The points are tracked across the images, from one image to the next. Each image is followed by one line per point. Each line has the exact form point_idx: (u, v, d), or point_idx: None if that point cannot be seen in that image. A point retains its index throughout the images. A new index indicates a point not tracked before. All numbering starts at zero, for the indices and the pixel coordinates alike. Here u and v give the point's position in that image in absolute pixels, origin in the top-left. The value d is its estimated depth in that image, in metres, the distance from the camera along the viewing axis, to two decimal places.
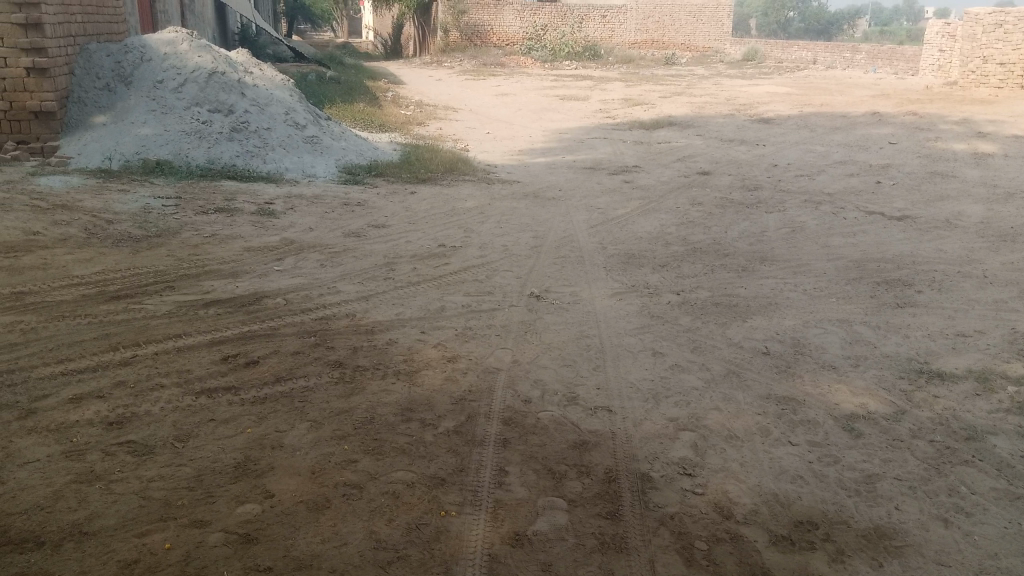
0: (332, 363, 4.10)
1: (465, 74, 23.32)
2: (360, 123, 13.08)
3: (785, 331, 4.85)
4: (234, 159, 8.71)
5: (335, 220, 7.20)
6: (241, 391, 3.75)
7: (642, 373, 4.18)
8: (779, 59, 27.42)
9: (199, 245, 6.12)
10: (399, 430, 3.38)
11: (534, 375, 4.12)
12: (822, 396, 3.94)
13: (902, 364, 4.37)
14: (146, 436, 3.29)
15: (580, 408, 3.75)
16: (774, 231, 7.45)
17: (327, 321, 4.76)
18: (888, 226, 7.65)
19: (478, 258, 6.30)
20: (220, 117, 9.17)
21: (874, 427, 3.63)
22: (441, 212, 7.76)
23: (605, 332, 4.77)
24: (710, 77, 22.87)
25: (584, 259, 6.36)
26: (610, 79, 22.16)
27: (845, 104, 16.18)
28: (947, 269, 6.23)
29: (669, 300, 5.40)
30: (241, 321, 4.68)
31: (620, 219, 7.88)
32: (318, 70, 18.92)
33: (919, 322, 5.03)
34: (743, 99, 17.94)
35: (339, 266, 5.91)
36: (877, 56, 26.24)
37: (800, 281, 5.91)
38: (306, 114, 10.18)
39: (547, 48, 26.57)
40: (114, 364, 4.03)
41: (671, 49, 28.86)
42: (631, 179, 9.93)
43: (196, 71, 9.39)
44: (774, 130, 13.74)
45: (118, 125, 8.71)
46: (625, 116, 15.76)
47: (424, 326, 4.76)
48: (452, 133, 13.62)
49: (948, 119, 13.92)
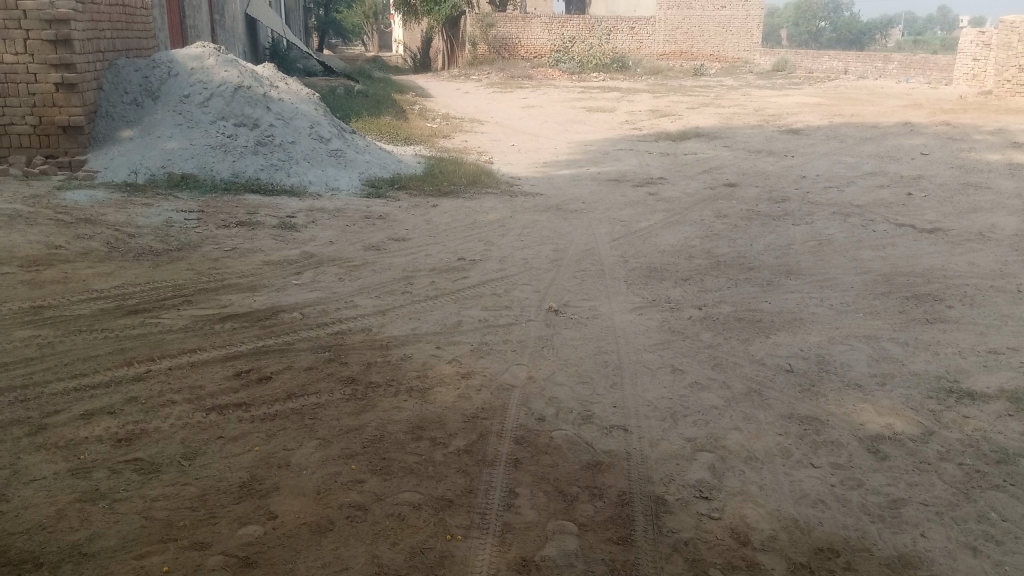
0: (345, 379, 4.05)
1: (492, 87, 23.36)
2: (385, 136, 13.13)
3: (809, 347, 4.73)
4: (257, 173, 8.74)
5: (356, 234, 7.18)
6: (252, 407, 3.72)
7: (660, 391, 4.08)
8: (810, 69, 27.12)
9: (220, 259, 6.13)
10: (409, 449, 3.32)
11: (549, 392, 4.04)
12: (847, 416, 3.82)
13: (931, 382, 4.22)
14: (154, 453, 3.27)
15: (596, 426, 3.66)
16: (801, 244, 7.30)
17: (343, 336, 4.72)
18: (919, 239, 7.47)
19: (498, 271, 6.24)
20: (245, 131, 9.22)
21: (900, 449, 3.50)
22: (463, 224, 7.73)
23: (624, 348, 4.68)
24: (739, 88, 22.68)
25: (605, 273, 6.28)
26: (638, 91, 22.03)
27: (876, 115, 15.93)
28: (980, 284, 6.05)
29: (690, 315, 5.29)
30: (256, 336, 4.66)
31: (643, 231, 7.78)
32: (346, 84, 19.06)
33: (950, 339, 4.88)
34: (773, 109, 17.75)
35: (357, 280, 5.88)
36: (910, 65, 25.87)
37: (827, 295, 5.77)
38: (330, 127, 10.21)
39: (575, 60, 26.56)
40: (128, 379, 4.02)
41: (699, 60, 28.71)
42: (656, 191, 9.82)
43: (222, 85, 9.46)
44: (803, 141, 13.56)
45: (144, 140, 8.80)
46: (651, 127, 15.65)
47: (440, 341, 4.70)
48: (477, 145, 13.62)
49: (983, 129, 13.65)
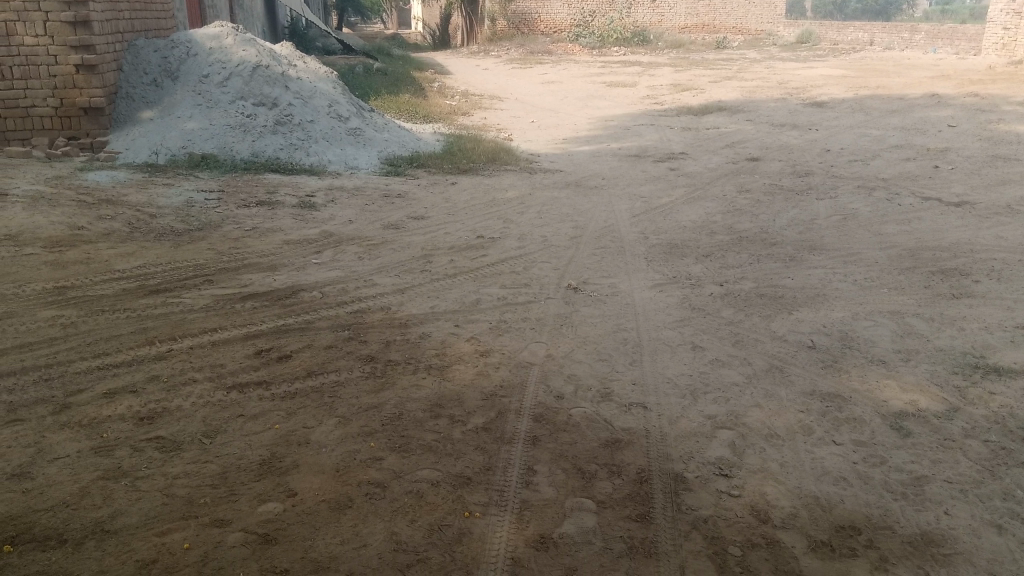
0: (364, 357, 4.06)
1: (512, 63, 23.18)
2: (405, 114, 13.09)
3: (832, 324, 4.67)
4: (277, 152, 8.75)
5: (375, 212, 7.18)
6: (272, 386, 3.74)
7: (680, 368, 4.05)
8: (835, 41, 26.65)
9: (240, 239, 6.15)
10: (427, 427, 3.33)
11: (568, 369, 4.03)
12: (869, 393, 3.77)
13: (956, 358, 4.16)
14: (176, 431, 3.30)
15: (614, 404, 3.64)
16: (825, 219, 7.21)
17: (362, 315, 4.73)
18: (945, 212, 7.34)
19: (517, 249, 6.22)
20: (264, 110, 9.22)
21: (924, 426, 3.45)
22: (482, 202, 7.70)
23: (644, 325, 4.65)
24: (763, 61, 22.34)
25: (624, 250, 6.24)
26: (659, 65, 21.76)
27: (903, 86, 15.64)
28: (1008, 258, 5.94)
29: (711, 292, 5.25)
30: (277, 315, 4.68)
31: (663, 208, 7.72)
32: (365, 62, 19.01)
33: (976, 314, 4.80)
34: (796, 82, 17.50)
35: (376, 258, 5.88)
36: (938, 35, 25.37)
37: (850, 271, 5.70)
38: (349, 105, 10.18)
39: (595, 34, 26.30)
40: (150, 358, 4.06)
41: (721, 34, 28.31)
42: (677, 166, 9.73)
43: (241, 64, 9.45)
44: (827, 114, 13.36)
45: (165, 120, 8.83)
46: (673, 102, 15.47)
47: (458, 320, 4.70)
48: (496, 122, 13.55)
49: (1013, 100, 13.36)
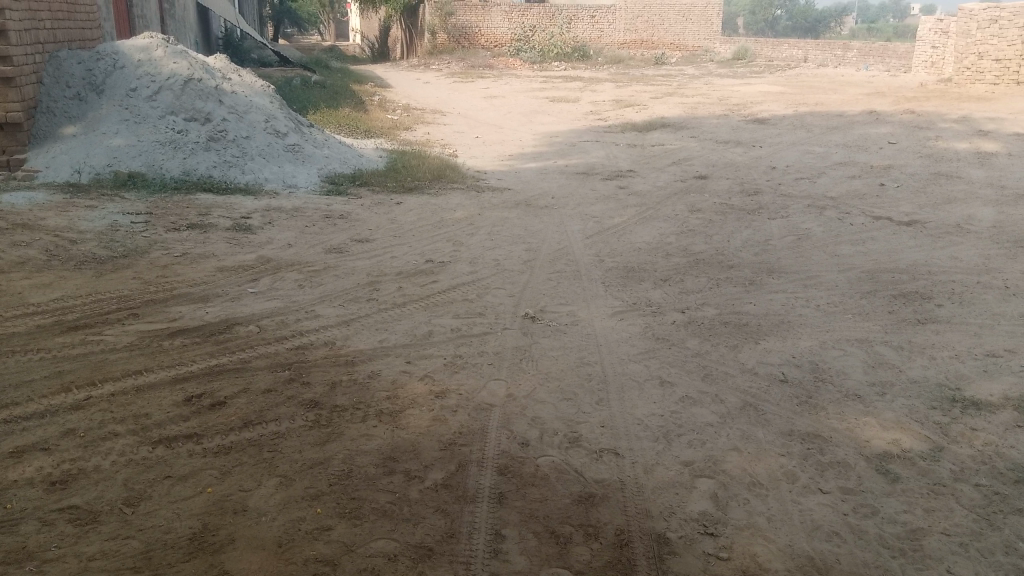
0: (306, 403, 3.70)
1: (453, 77, 22.91)
2: (345, 129, 12.69)
3: (801, 354, 4.48)
4: (209, 171, 8.30)
5: (315, 235, 6.79)
6: (203, 439, 3.36)
7: (650, 408, 3.80)
8: (769, 58, 27.13)
9: (169, 266, 5.71)
10: (380, 486, 2.99)
11: (531, 411, 3.73)
12: (850, 432, 3.56)
13: (933, 391, 3.99)
14: (92, 499, 2.89)
15: (584, 451, 3.37)
16: (779, 240, 7.08)
17: (303, 352, 4.36)
18: (898, 232, 7.29)
19: (468, 274, 5.91)
20: (196, 126, 8.72)
21: (911, 469, 3.25)
22: (428, 223, 7.38)
23: (608, 359, 4.39)
24: (701, 77, 22.53)
25: (580, 274, 5.99)
26: (600, 80, 21.78)
27: (840, 103, 15.84)
28: (966, 280, 5.86)
29: (673, 320, 5.03)
30: (209, 353, 4.29)
31: (616, 228, 7.51)
32: (304, 75, 18.49)
33: (945, 341, 4.66)
34: (736, 98, 17.61)
35: (318, 286, 5.50)
36: (868, 53, 25.93)
37: (812, 295, 5.55)
38: (286, 121, 9.73)
39: (536, 49, 26.19)
40: (65, 408, 3.63)
41: (659, 49, 28.59)
42: (626, 185, 9.56)
43: (171, 78, 8.93)
44: (770, 131, 13.41)
45: (89, 137, 8.31)
46: (616, 117, 15.37)
47: (410, 356, 4.36)
48: (440, 138, 13.25)
49: (947, 117, 13.60)
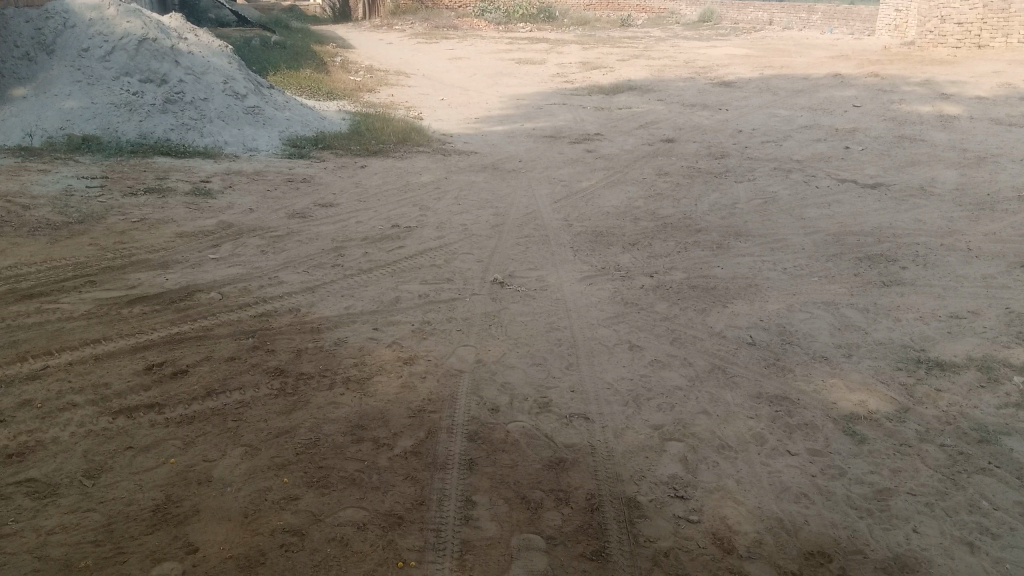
0: (271, 371, 3.63)
1: (417, 38, 22.54)
2: (307, 90, 12.42)
3: (769, 317, 4.49)
4: (167, 134, 8.08)
5: (278, 200, 6.65)
6: (165, 409, 3.28)
7: (620, 372, 3.79)
8: (735, 20, 27.04)
9: (127, 232, 5.55)
10: (349, 454, 2.95)
11: (500, 377, 3.70)
12: (818, 394, 3.59)
13: (899, 352, 4.03)
14: (50, 472, 2.81)
15: (554, 416, 3.35)
16: (746, 203, 7.09)
17: (267, 319, 4.27)
18: (863, 195, 7.33)
19: (435, 240, 5.84)
20: (152, 88, 8.46)
21: (877, 431, 3.29)
22: (394, 187, 7.26)
23: (577, 324, 4.36)
24: (667, 39, 22.41)
25: (549, 239, 5.95)
26: (567, 42, 21.57)
27: (805, 66, 15.86)
28: (930, 242, 5.92)
29: (642, 284, 5.01)
30: (170, 321, 4.18)
31: (584, 192, 7.46)
32: (264, 35, 18.05)
33: (910, 304, 4.71)
34: (703, 61, 17.56)
35: (282, 252, 5.40)
36: (833, 15, 25.95)
37: (779, 258, 5.56)
38: (246, 82, 9.48)
39: (501, 10, 25.81)
40: (21, 379, 3.52)
41: (625, 11, 28.36)
42: (594, 148, 9.50)
43: (125, 37, 8.62)
44: (736, 94, 13.40)
45: (40, 99, 8.03)
46: (583, 80, 15.24)
47: (377, 323, 4.29)
48: (404, 100, 13.04)
49: (911, 80, 13.67)
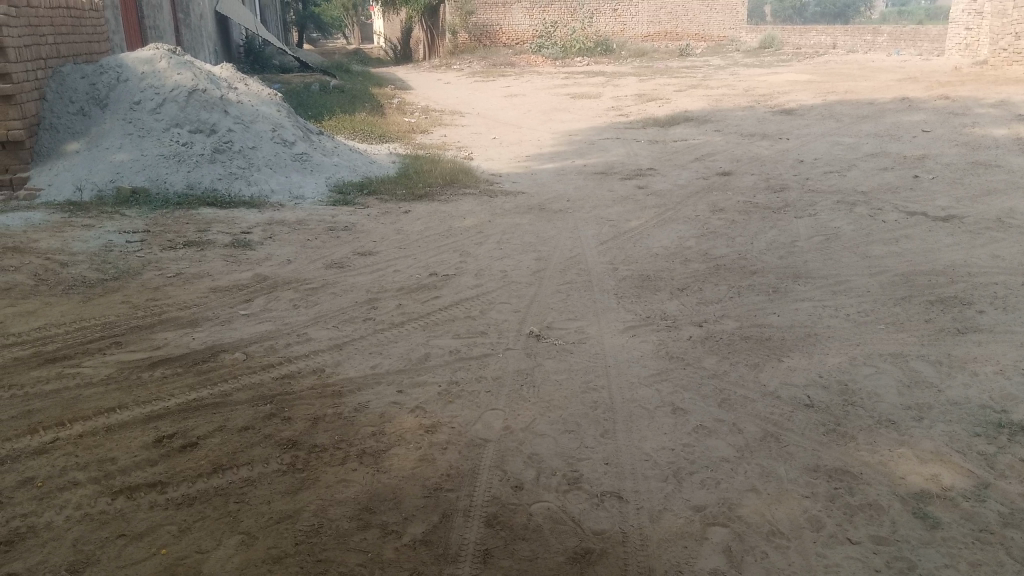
0: (284, 443, 3.41)
1: (474, 76, 22.61)
2: (359, 133, 12.45)
3: (828, 373, 4.10)
4: (214, 183, 8.08)
5: (316, 250, 6.52)
6: (168, 489, 3.09)
7: (660, 440, 3.45)
8: (797, 45, 26.52)
9: (161, 288, 5.46)
10: (352, 545, 2.71)
11: (528, 446, 3.42)
12: (883, 467, 3.19)
13: (976, 415, 3.59)
14: (34, 565, 2.63)
15: (584, 494, 3.04)
16: (806, 241, 6.67)
17: (289, 382, 4.06)
18: (934, 229, 6.84)
19: (472, 288, 5.60)
20: (201, 138, 8.50)
21: (953, 513, 2.88)
22: (436, 232, 7.08)
23: (616, 383, 4.04)
24: (726, 67, 21.99)
25: (592, 285, 5.65)
26: (624, 74, 21.37)
27: (871, 91, 15.24)
28: (1009, 282, 5.41)
29: (689, 335, 4.67)
30: (190, 386, 4.01)
31: (633, 232, 7.14)
32: (323, 80, 18.29)
33: (988, 354, 4.25)
34: (763, 88, 17.12)
35: (314, 306, 5.22)
36: (900, 37, 25.21)
37: (840, 303, 5.15)
38: (294, 129, 9.48)
39: (557, 45, 25.76)
40: (28, 452, 3.37)
41: (683, 40, 28.06)
42: (646, 184, 9.18)
43: (176, 89, 8.71)
44: (797, 122, 12.94)
45: (92, 153, 8.12)
46: (639, 113, 14.95)
47: (402, 384, 4.05)
48: (456, 140, 12.96)
49: (984, 101, 13.01)
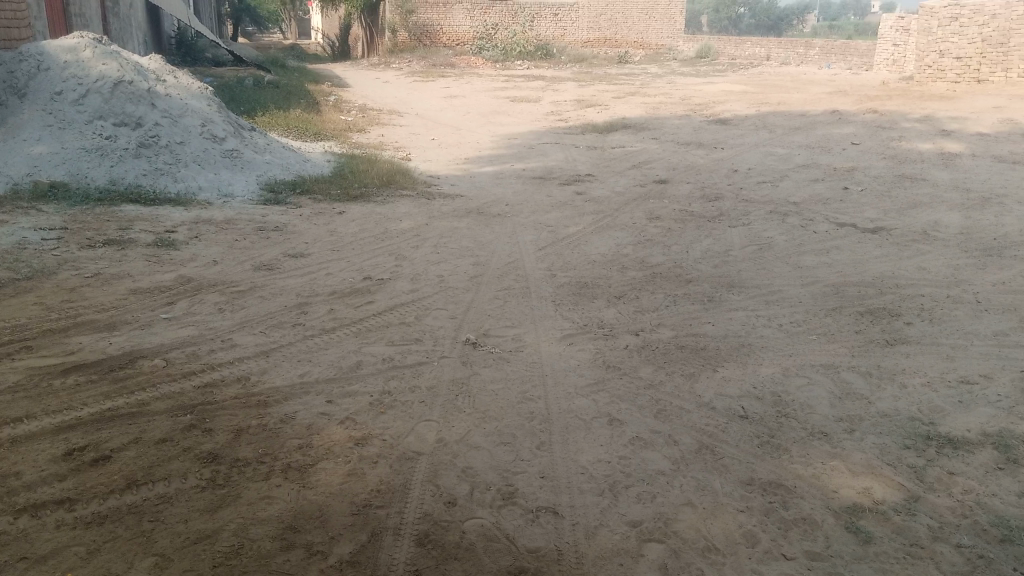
0: (205, 456, 3.25)
1: (413, 76, 22.41)
2: (293, 131, 12.18)
3: (763, 383, 4.11)
4: (138, 179, 7.76)
5: (246, 250, 6.31)
6: (77, 506, 2.90)
7: (596, 453, 3.40)
8: (733, 55, 27.06)
9: (77, 289, 5.20)
10: (274, 567, 2.59)
11: (462, 459, 3.32)
12: (817, 480, 3.19)
13: (906, 427, 3.63)
14: None
15: (519, 510, 2.97)
16: (740, 250, 6.74)
17: (212, 391, 3.88)
18: (863, 240, 6.99)
19: (408, 293, 5.48)
20: (126, 132, 8.16)
21: (884, 527, 2.89)
22: (371, 235, 6.93)
23: (552, 393, 3.98)
24: (664, 75, 22.26)
25: (529, 291, 5.59)
26: (563, 79, 21.45)
27: (803, 103, 15.58)
28: (935, 294, 5.54)
29: (626, 344, 4.64)
30: (105, 395, 3.80)
31: (571, 238, 7.11)
32: (258, 75, 17.87)
33: (916, 366, 4.32)
34: (699, 98, 17.38)
35: (241, 310, 5.03)
36: (830, 51, 25.88)
37: (774, 313, 5.20)
38: (225, 125, 9.17)
39: (498, 47, 25.72)
40: None
41: (622, 47, 28.34)
42: (584, 190, 9.18)
43: (100, 80, 8.34)
44: (732, 131, 13.15)
45: (8, 144, 7.73)
46: (578, 118, 15.00)
47: (332, 394, 3.90)
48: (394, 140, 12.79)
49: (910, 116, 13.42)
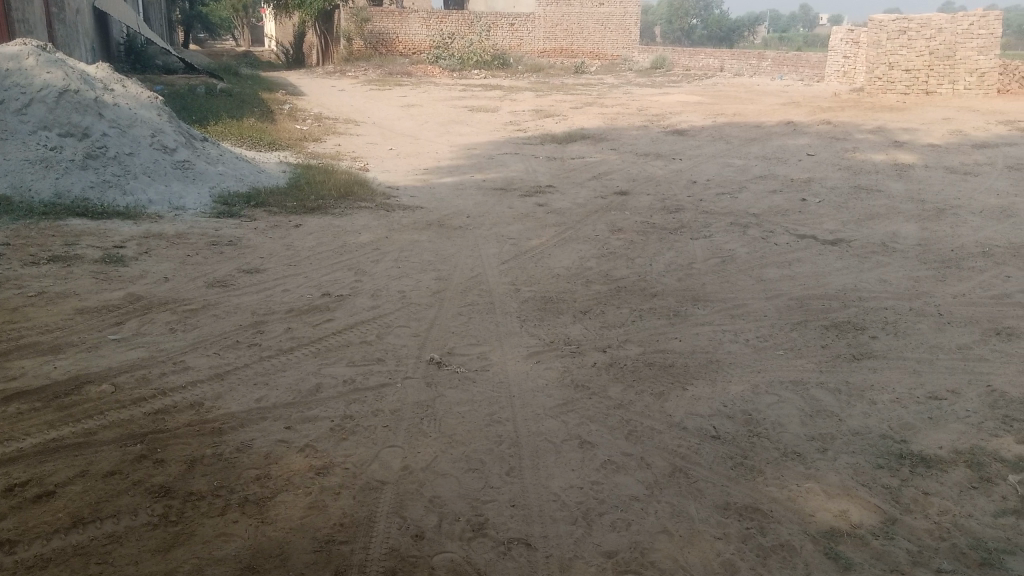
0: (156, 491, 3.07)
1: (369, 84, 22.19)
2: (248, 140, 11.92)
3: (733, 402, 4.05)
4: (85, 192, 7.48)
5: (199, 266, 6.09)
6: (17, 550, 2.71)
7: (568, 479, 3.29)
8: (687, 66, 27.36)
9: (19, 309, 4.95)
10: None
11: (430, 488, 3.19)
12: (793, 504, 3.13)
13: (878, 446, 3.59)
14: None
15: (490, 542, 2.85)
16: (703, 262, 6.71)
17: (163, 418, 3.69)
18: (824, 252, 7.02)
19: (368, 310, 5.33)
20: (72, 143, 7.87)
21: (864, 552, 2.84)
22: (329, 249, 6.76)
23: (520, 415, 3.87)
24: (620, 86, 22.36)
25: (494, 307, 5.48)
26: (521, 88, 21.43)
27: (758, 113, 15.74)
28: (898, 307, 5.56)
29: (594, 362, 4.55)
30: (49, 424, 3.59)
31: (534, 251, 7.02)
32: (210, 82, 17.50)
33: (884, 382, 4.30)
34: (656, 108, 17.46)
35: (194, 330, 4.83)
36: (782, 62, 26.25)
37: (740, 327, 5.15)
38: (176, 135, 8.90)
39: (455, 56, 25.62)
40: None
41: (578, 58, 28.46)
42: (545, 202, 9.11)
43: (44, 89, 8.04)
44: (690, 142, 13.22)
45: None
46: (536, 128, 14.95)
47: (290, 420, 3.74)
48: (351, 150, 12.60)
49: (863, 127, 13.63)
